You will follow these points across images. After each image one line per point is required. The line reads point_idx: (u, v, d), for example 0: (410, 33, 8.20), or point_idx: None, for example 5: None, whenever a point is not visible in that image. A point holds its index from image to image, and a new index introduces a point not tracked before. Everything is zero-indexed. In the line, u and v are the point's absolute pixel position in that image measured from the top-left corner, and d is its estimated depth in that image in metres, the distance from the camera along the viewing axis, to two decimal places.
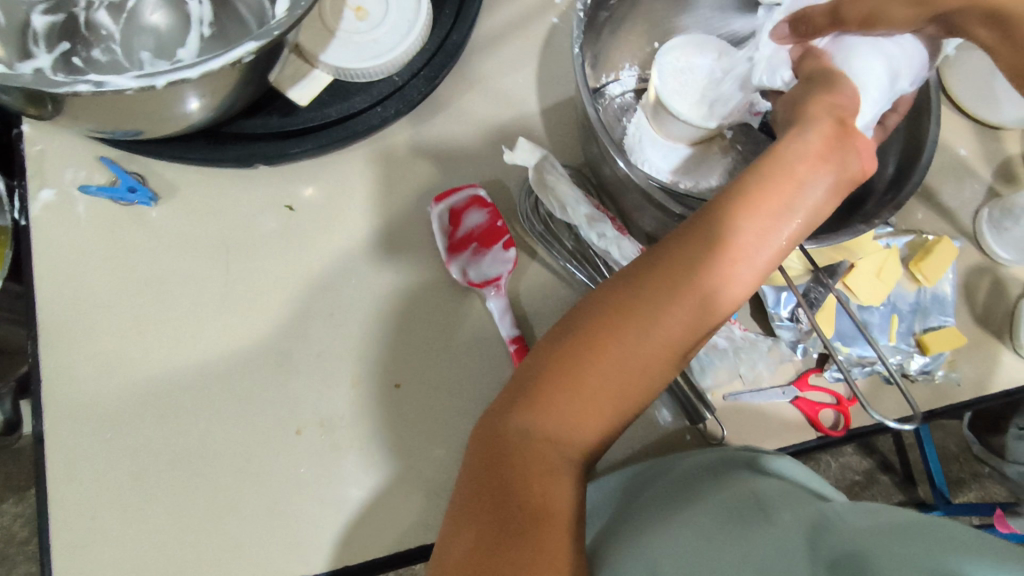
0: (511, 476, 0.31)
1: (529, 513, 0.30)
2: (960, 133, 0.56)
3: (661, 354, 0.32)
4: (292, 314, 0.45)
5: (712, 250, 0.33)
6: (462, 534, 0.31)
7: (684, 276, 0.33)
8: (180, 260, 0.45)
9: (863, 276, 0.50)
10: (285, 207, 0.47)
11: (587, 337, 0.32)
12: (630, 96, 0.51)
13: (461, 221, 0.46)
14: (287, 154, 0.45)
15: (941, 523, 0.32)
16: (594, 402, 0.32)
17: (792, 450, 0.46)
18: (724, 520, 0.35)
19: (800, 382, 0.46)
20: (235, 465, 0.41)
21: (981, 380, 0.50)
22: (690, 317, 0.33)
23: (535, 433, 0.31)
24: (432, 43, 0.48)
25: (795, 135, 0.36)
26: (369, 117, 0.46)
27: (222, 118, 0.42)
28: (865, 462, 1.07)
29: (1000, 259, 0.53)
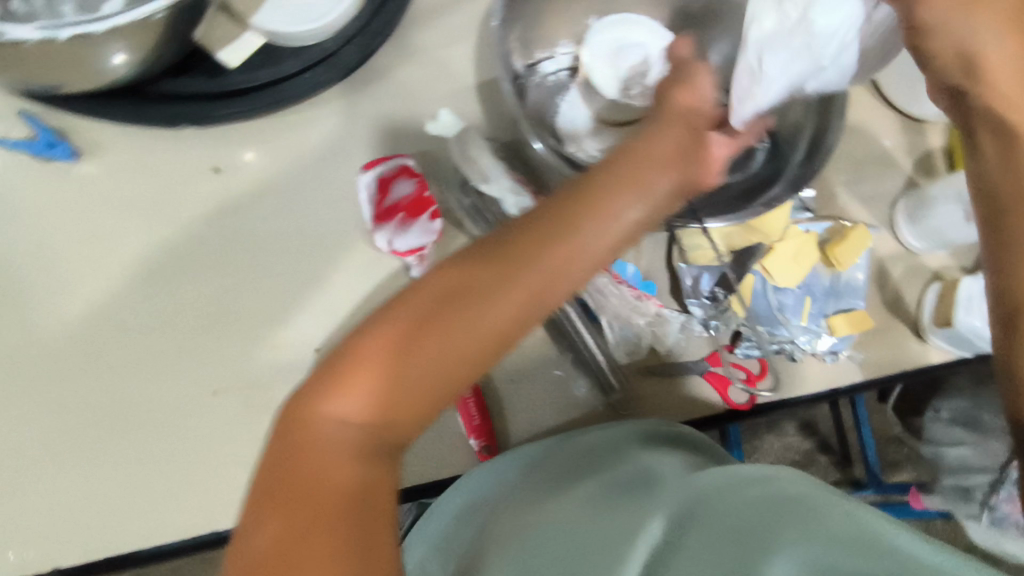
0: (313, 458, 0.28)
1: (337, 500, 0.27)
2: (890, 124, 0.58)
3: (499, 323, 0.31)
4: (216, 278, 0.45)
5: (562, 216, 0.33)
6: (266, 526, 0.27)
7: (530, 240, 0.32)
8: (105, 220, 0.45)
9: (781, 259, 0.52)
10: (212, 170, 0.46)
11: (428, 295, 0.31)
12: (564, 74, 0.51)
13: (390, 191, 0.46)
14: (214, 116, 0.44)
15: (796, 484, 0.35)
16: (423, 369, 0.30)
17: (700, 421, 0.48)
18: (623, 500, 0.37)
19: (710, 356, 0.48)
20: (155, 423, 0.42)
21: (885, 361, 0.53)
22: (530, 285, 0.32)
23: (352, 398, 0.29)
24: (367, 10, 0.47)
25: (653, 133, 0.37)
26: (300, 82, 0.46)
27: (145, 76, 0.42)
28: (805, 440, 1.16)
29: (910, 247, 0.55)
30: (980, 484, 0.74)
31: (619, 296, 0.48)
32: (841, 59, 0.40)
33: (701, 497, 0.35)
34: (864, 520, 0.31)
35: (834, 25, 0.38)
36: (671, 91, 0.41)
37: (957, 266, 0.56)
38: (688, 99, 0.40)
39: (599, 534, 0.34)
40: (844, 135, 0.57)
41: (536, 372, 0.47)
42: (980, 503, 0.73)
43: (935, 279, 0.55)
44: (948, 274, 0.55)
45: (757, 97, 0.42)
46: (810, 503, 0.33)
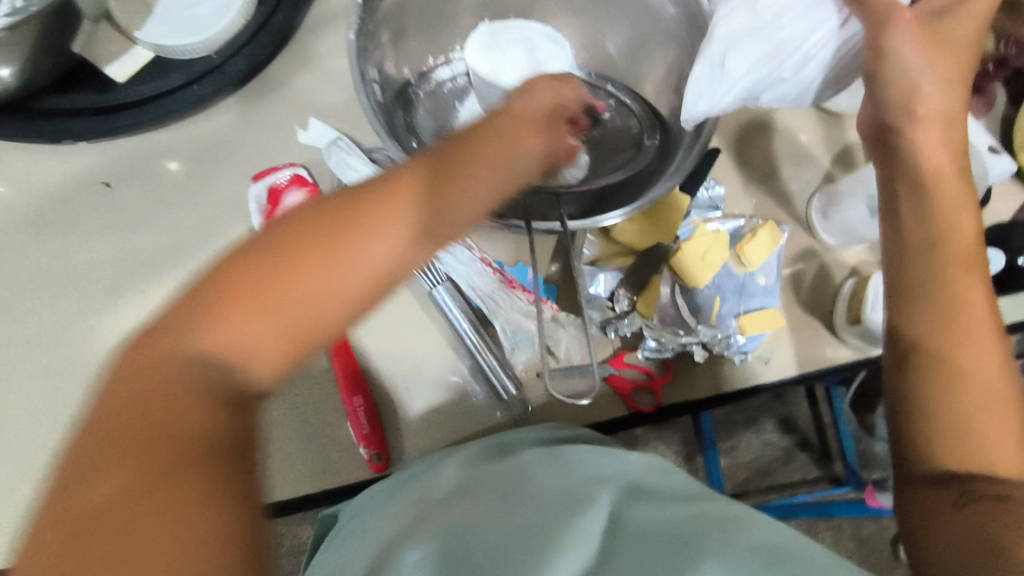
0: (128, 449, 0.26)
1: (195, 443, 0.27)
2: (803, 122, 0.65)
3: (351, 281, 0.31)
4: (117, 286, 0.51)
5: (412, 188, 0.34)
6: (106, 474, 0.26)
7: (379, 206, 0.33)
8: (16, 237, 0.52)
9: (691, 256, 0.58)
10: (103, 184, 0.53)
11: (259, 260, 0.31)
12: (461, 79, 0.57)
13: (282, 199, 0.54)
14: (97, 128, 0.51)
15: (715, 501, 0.41)
16: (266, 332, 0.30)
17: (605, 420, 0.55)
18: (540, 500, 0.38)
19: (613, 361, 0.55)
20: (55, 419, 0.49)
21: (796, 354, 0.59)
22: (376, 246, 0.32)
23: (177, 369, 0.28)
24: (256, 21, 0.54)
25: (523, 96, 0.41)
26: (185, 94, 0.52)
27: (30, 86, 0.48)
28: (783, 438, 1.19)
29: (826, 244, 0.62)
30: None
31: (509, 301, 0.54)
32: (801, 73, 0.46)
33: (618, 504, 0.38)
34: (757, 538, 0.36)
35: (809, 38, 0.44)
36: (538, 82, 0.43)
37: (874, 262, 0.62)
38: (554, 92, 0.43)
39: (532, 530, 0.36)
40: (758, 136, 0.64)
41: (435, 378, 0.54)
42: None
43: (853, 275, 0.61)
44: (866, 270, 0.62)
45: (710, 95, 0.45)
46: (723, 522, 0.37)
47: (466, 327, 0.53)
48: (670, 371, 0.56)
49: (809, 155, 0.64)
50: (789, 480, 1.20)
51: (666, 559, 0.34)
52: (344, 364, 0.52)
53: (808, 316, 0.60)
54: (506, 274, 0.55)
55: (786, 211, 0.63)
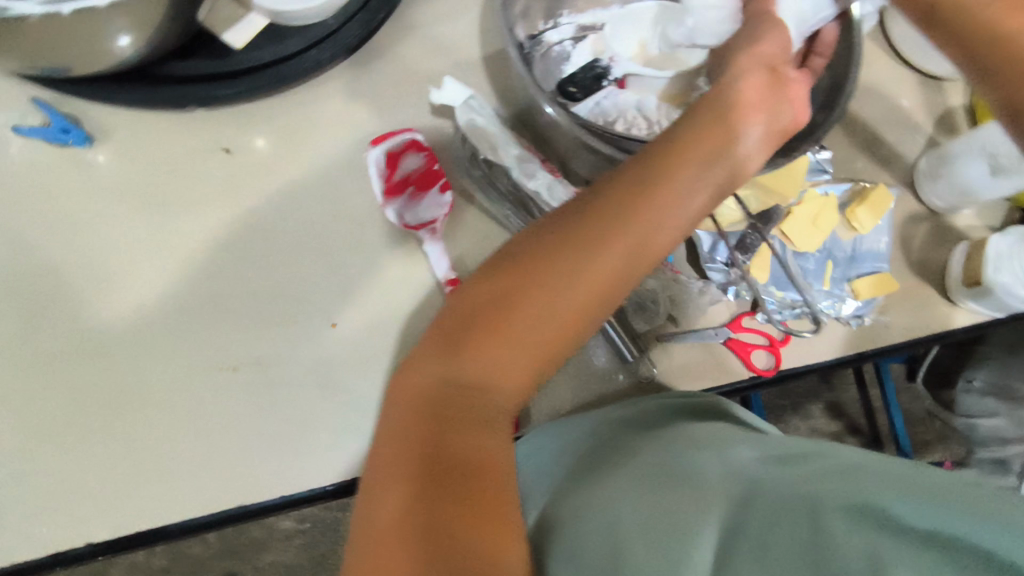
0: (473, 397, 0.39)
1: (474, 387, 0.39)
2: (905, 84, 0.64)
3: (611, 278, 0.40)
4: (233, 257, 0.52)
5: (645, 198, 0.41)
6: (398, 414, 0.40)
7: (630, 217, 0.41)
8: (121, 203, 0.52)
9: (799, 221, 0.58)
10: (222, 150, 0.53)
11: (537, 262, 0.40)
12: (567, 43, 0.55)
13: (399, 165, 0.54)
14: (220, 95, 0.51)
15: (836, 454, 0.44)
16: (535, 331, 0.40)
17: (725, 386, 0.55)
18: (669, 480, 0.43)
19: (732, 325, 0.55)
20: (174, 403, 0.49)
21: (909, 320, 0.58)
22: (630, 253, 0.41)
23: (474, 367, 0.39)
24: None
25: (729, 83, 0.45)
26: (304, 59, 0.52)
27: (154, 53, 0.48)
28: (832, 424, 1.24)
29: (934, 207, 0.61)
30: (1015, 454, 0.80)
31: None
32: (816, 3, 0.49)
33: (748, 476, 0.43)
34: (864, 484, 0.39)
35: None
36: (741, 59, 0.47)
37: (982, 225, 0.61)
38: (771, 56, 0.47)
39: (672, 514, 0.40)
40: (859, 98, 0.63)
41: None
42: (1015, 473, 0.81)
43: (960, 238, 0.61)
44: (974, 233, 0.61)
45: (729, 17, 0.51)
46: (860, 471, 0.41)
47: None
48: (788, 335, 0.56)
49: (913, 120, 0.63)
50: None
51: (796, 521, 0.38)
52: None
53: (915, 280, 0.60)
54: None
55: (892, 175, 0.62)
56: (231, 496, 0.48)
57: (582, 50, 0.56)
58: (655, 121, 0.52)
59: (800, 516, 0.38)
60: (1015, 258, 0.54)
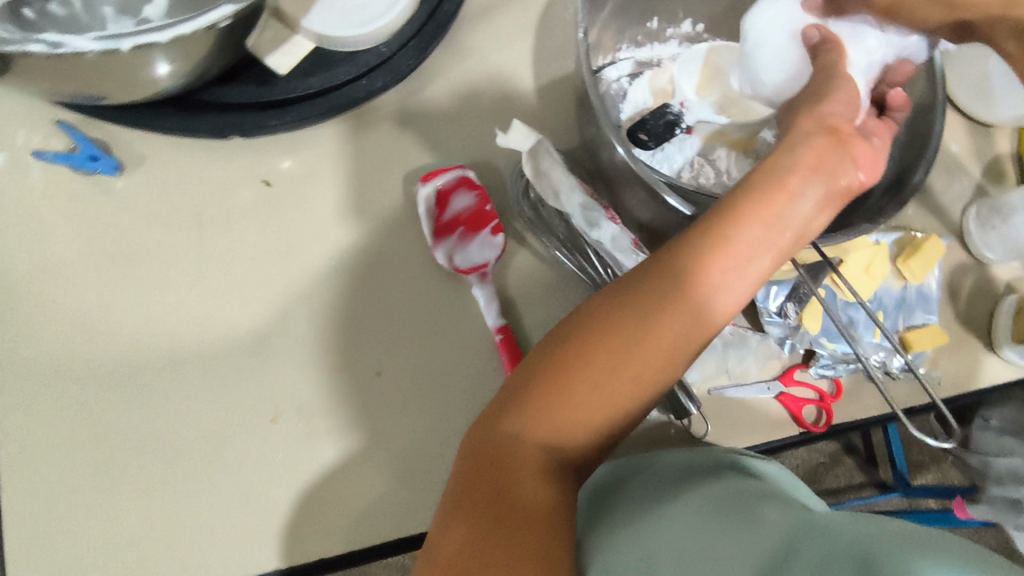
0: (527, 467, 0.37)
1: (536, 452, 0.37)
2: (956, 130, 0.63)
3: (670, 349, 0.38)
4: (274, 296, 0.50)
5: (702, 267, 0.39)
6: (462, 466, 0.39)
7: (685, 286, 0.39)
8: (156, 235, 0.50)
9: (854, 271, 0.57)
10: (261, 181, 0.51)
11: (593, 335, 0.38)
12: (625, 80, 0.54)
13: (449, 203, 0.51)
14: (266, 125, 0.48)
15: (900, 524, 0.38)
16: (593, 404, 0.38)
17: (776, 442, 0.53)
18: (711, 516, 0.38)
19: (784, 378, 0.54)
20: (208, 453, 0.46)
21: (956, 373, 0.58)
22: (687, 325, 0.39)
23: (532, 441, 0.37)
24: (423, 12, 0.51)
25: (793, 146, 0.40)
26: (355, 89, 0.49)
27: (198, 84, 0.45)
28: (831, 445, 1.24)
29: (984, 258, 0.60)
30: None
31: None
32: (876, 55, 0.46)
33: (811, 525, 0.37)
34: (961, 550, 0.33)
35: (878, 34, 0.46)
36: (808, 109, 0.42)
37: None
38: (839, 113, 0.42)
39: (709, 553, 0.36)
40: None
41: None
42: None
43: (1007, 289, 0.60)
44: (1021, 285, 0.60)
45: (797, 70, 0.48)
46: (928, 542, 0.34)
47: None
48: (840, 389, 0.54)
49: (964, 166, 0.63)
50: (837, 486, 1.24)
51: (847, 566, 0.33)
52: None
53: (963, 331, 0.59)
54: None
55: (941, 222, 0.62)
56: (267, 553, 0.45)
57: (639, 87, 0.54)
58: (725, 169, 0.51)
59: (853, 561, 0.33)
60: None
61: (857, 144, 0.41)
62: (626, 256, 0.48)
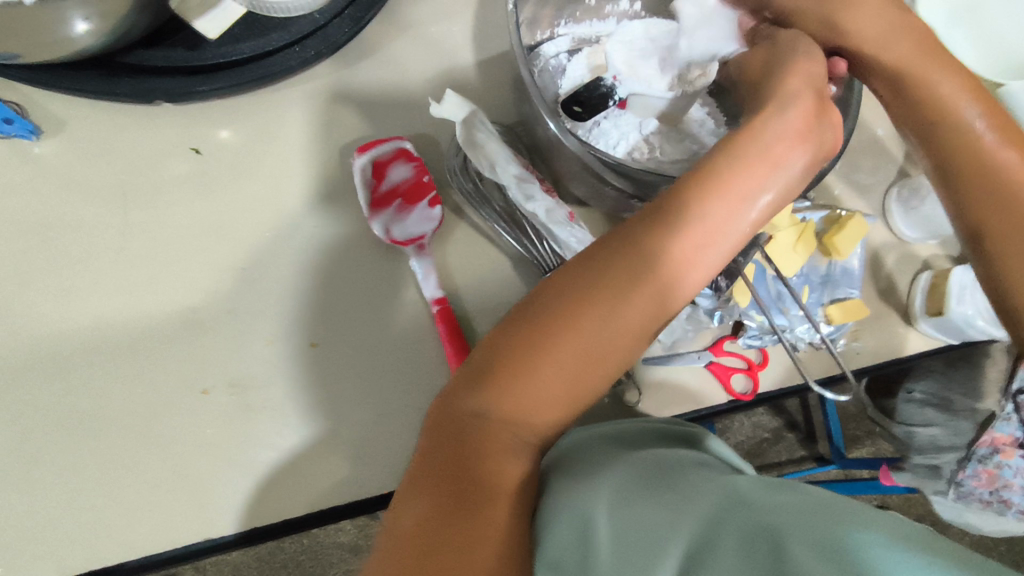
0: (492, 439, 0.37)
1: (502, 423, 0.38)
2: (881, 115, 0.66)
3: (640, 321, 0.40)
4: (202, 269, 0.49)
5: (674, 241, 0.40)
6: (426, 439, 0.39)
7: (655, 262, 0.40)
8: (79, 204, 0.48)
9: (783, 247, 0.59)
10: (192, 150, 0.50)
11: (564, 306, 0.39)
12: (564, 56, 0.54)
13: (386, 175, 0.51)
14: (194, 91, 0.47)
15: (817, 492, 0.40)
16: (562, 376, 0.38)
17: (707, 409, 0.56)
18: (648, 484, 0.40)
19: (714, 348, 0.56)
20: (135, 427, 0.46)
21: (875, 345, 0.61)
22: (657, 300, 0.40)
23: (497, 413, 0.38)
24: None
25: (779, 111, 0.43)
26: (288, 56, 0.49)
27: (118, 45, 0.44)
28: (774, 421, 1.29)
29: (906, 237, 0.63)
30: (948, 461, 0.80)
31: None
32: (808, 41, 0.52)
33: (738, 492, 0.38)
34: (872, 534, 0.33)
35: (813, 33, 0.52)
36: (789, 66, 0.45)
37: (944, 255, 0.64)
38: (813, 76, 0.45)
39: (642, 524, 0.37)
40: None
41: None
42: (947, 478, 0.81)
43: (925, 266, 0.64)
44: (938, 262, 0.64)
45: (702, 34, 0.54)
46: (835, 509, 0.36)
47: None
48: (766, 359, 0.57)
49: (889, 150, 0.66)
50: (777, 460, 1.30)
51: (762, 550, 0.34)
52: (457, 352, 0.49)
53: (885, 307, 0.62)
54: None
55: (866, 203, 0.65)
56: (196, 527, 0.45)
57: (578, 64, 0.54)
58: (658, 146, 0.52)
59: (767, 545, 0.34)
60: (977, 291, 0.58)
61: (832, 115, 0.45)
62: (560, 229, 0.49)
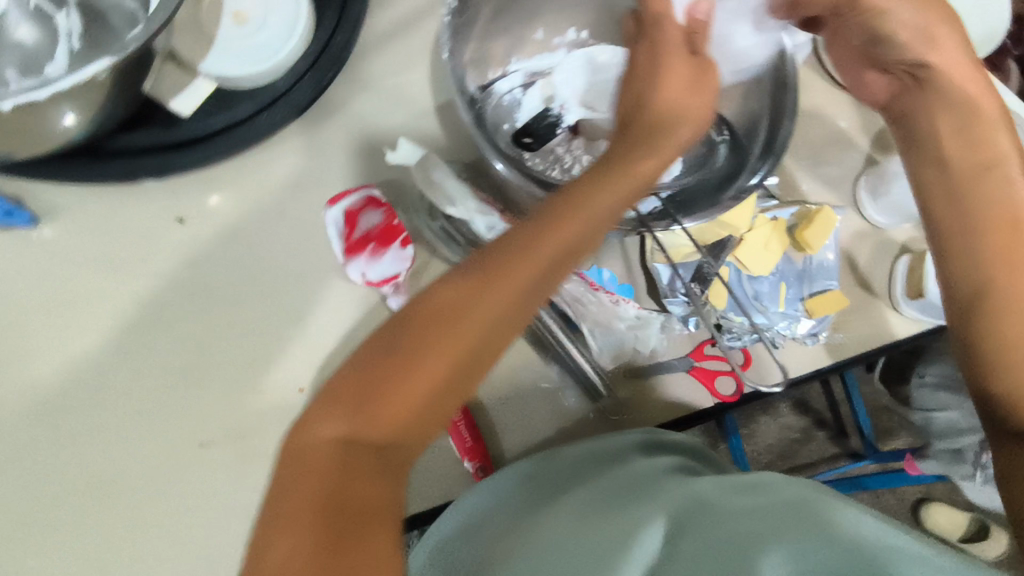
0: (356, 471, 0.33)
1: (372, 451, 0.34)
2: (844, 107, 0.67)
3: (510, 326, 0.37)
4: (195, 329, 0.52)
5: (553, 240, 0.37)
6: (286, 503, 0.32)
7: (535, 263, 0.36)
8: (78, 281, 0.52)
9: (753, 248, 0.61)
10: (176, 220, 0.53)
11: (458, 305, 0.36)
12: (517, 91, 0.57)
13: (358, 222, 0.54)
14: (171, 166, 0.51)
15: (785, 488, 0.41)
16: (432, 393, 0.35)
17: (697, 415, 0.57)
18: (607, 510, 0.40)
19: (694, 353, 0.57)
20: (144, 483, 0.49)
21: (860, 335, 0.62)
22: (531, 303, 0.37)
23: (360, 440, 0.34)
24: (315, 47, 0.54)
25: (668, 121, 0.43)
26: (256, 123, 0.53)
27: (101, 132, 0.48)
28: (802, 420, 1.26)
29: (878, 224, 0.64)
30: (971, 443, 0.80)
31: (598, 303, 0.56)
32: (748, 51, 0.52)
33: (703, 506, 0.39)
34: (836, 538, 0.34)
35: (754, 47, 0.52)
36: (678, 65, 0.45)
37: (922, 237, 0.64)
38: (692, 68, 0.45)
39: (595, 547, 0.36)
40: (800, 122, 0.66)
41: (521, 384, 0.55)
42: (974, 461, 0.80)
43: (903, 250, 0.64)
44: (916, 244, 0.64)
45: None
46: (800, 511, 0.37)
47: (554, 334, 0.54)
48: (749, 359, 0.58)
49: (853, 141, 0.67)
50: (810, 460, 1.27)
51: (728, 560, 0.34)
52: None
53: (867, 295, 0.63)
54: (587, 277, 0.56)
55: (837, 195, 0.65)
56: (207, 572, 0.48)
57: (531, 96, 0.57)
58: None
59: (733, 555, 0.35)
60: None
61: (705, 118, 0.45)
62: None
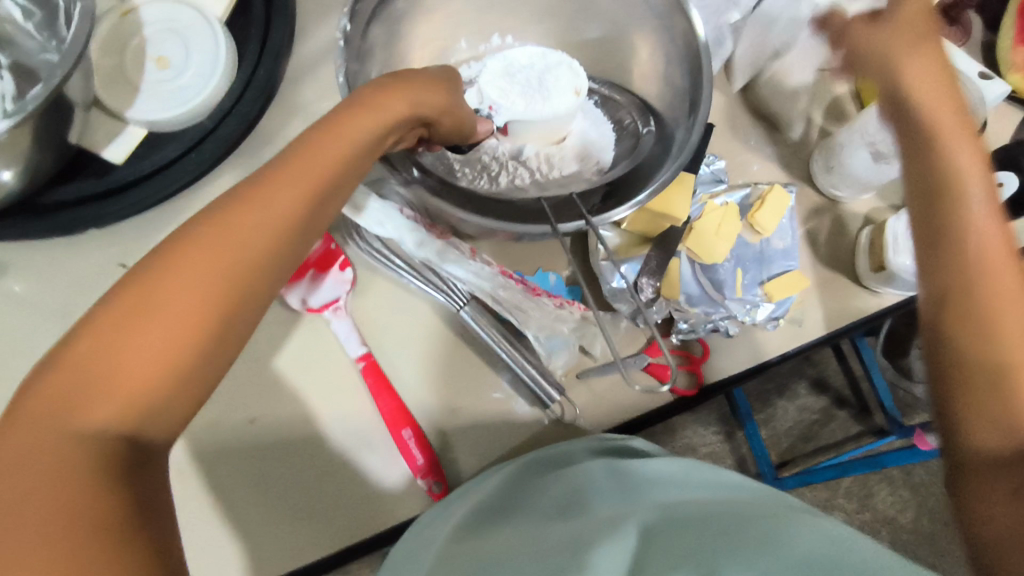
0: (59, 481, 0.26)
1: (127, 437, 0.28)
2: None
3: (248, 280, 0.31)
4: None
5: (277, 188, 0.32)
6: None
7: (246, 212, 0.31)
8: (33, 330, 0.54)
9: (705, 234, 0.58)
10: (117, 265, 0.55)
11: (170, 264, 0.30)
12: None
13: None
14: (106, 214, 0.53)
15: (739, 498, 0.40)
16: (192, 356, 0.29)
17: (654, 412, 0.56)
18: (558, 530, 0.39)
19: (648, 349, 0.56)
20: None
21: (825, 314, 0.60)
22: (275, 256, 0.32)
23: (103, 431, 0.28)
24: (240, 81, 0.55)
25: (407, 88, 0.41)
26: (184, 163, 0.54)
27: (33, 185, 0.50)
28: (820, 401, 1.21)
29: (836, 198, 0.62)
30: None
31: (537, 307, 0.54)
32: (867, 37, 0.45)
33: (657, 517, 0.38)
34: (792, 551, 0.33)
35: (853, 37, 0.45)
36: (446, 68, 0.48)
37: (884, 207, 0.62)
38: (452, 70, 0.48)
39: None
40: (747, 101, 0.64)
41: (473, 396, 0.55)
42: None
43: (865, 222, 0.62)
44: (878, 215, 0.62)
45: None
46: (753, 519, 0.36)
47: (498, 342, 0.54)
48: (706, 350, 0.58)
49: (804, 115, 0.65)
50: (833, 440, 1.20)
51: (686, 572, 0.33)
52: (387, 401, 0.52)
53: (830, 272, 0.61)
54: (529, 282, 0.55)
55: (791, 172, 0.63)
56: None
57: None
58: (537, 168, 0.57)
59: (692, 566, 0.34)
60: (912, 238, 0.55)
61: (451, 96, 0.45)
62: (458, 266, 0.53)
